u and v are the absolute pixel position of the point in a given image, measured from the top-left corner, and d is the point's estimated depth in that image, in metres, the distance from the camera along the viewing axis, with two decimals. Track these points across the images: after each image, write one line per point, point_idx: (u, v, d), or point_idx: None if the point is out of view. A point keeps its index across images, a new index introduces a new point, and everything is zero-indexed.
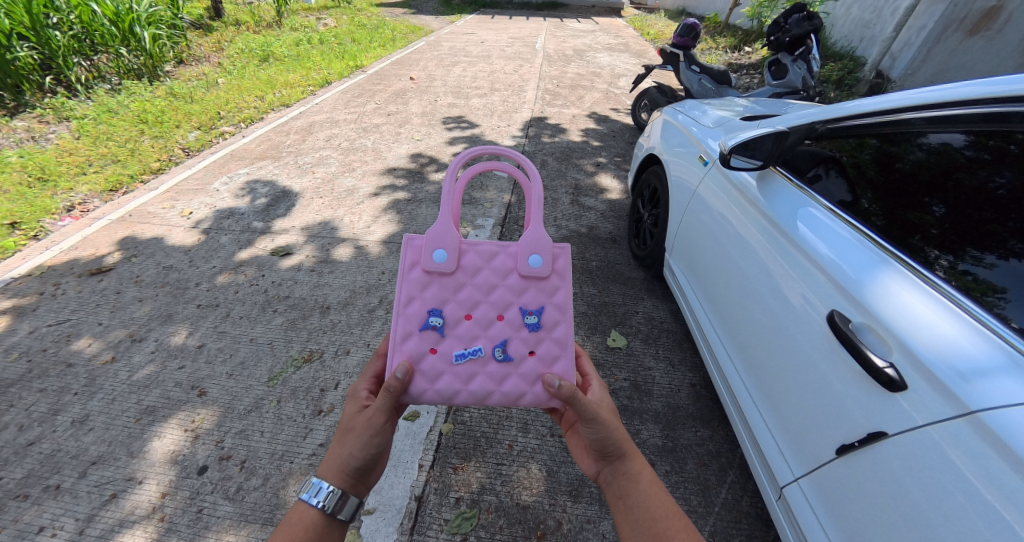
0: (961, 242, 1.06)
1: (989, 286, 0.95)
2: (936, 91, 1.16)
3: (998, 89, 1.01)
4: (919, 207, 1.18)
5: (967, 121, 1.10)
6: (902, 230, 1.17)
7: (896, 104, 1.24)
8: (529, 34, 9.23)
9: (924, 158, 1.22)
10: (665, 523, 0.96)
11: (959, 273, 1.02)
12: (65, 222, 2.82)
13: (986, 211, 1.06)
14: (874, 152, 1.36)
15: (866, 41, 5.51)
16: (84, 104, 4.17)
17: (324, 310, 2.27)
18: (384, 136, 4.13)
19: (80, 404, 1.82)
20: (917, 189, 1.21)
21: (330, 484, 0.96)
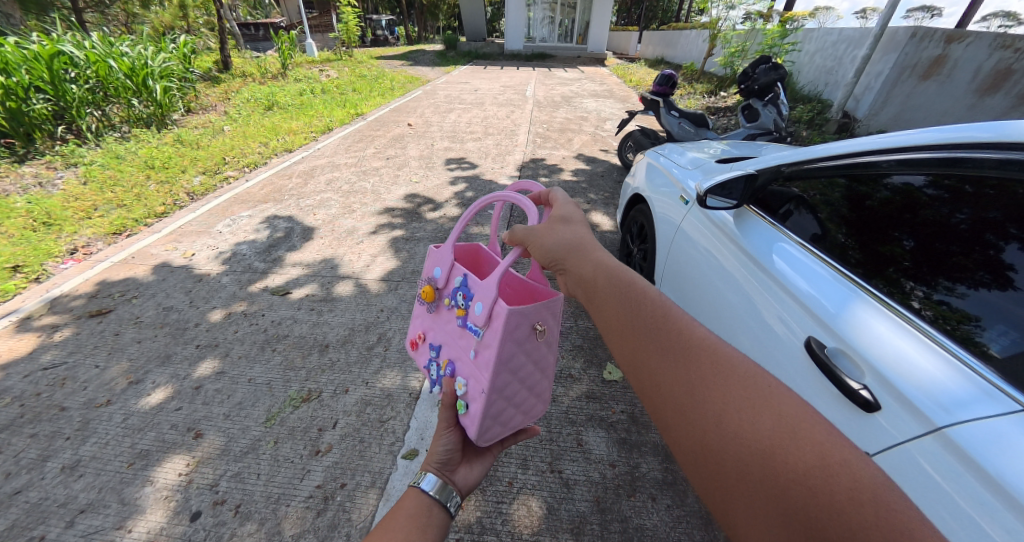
0: (934, 273, 1.16)
1: (964, 314, 1.04)
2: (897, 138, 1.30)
3: (954, 136, 1.15)
4: (891, 242, 1.29)
5: (925, 164, 1.22)
6: (877, 264, 1.27)
7: (863, 149, 1.37)
8: (521, 83, 9.80)
9: (891, 196, 1.33)
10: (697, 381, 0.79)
11: (935, 303, 1.11)
12: (67, 265, 2.84)
13: (951, 245, 1.17)
14: (844, 190, 1.46)
15: (830, 85, 5.97)
16: (93, 152, 4.30)
17: (323, 349, 2.30)
18: (383, 178, 4.28)
19: (71, 449, 1.79)
20: (887, 224, 1.32)
21: (426, 472, 1.05)
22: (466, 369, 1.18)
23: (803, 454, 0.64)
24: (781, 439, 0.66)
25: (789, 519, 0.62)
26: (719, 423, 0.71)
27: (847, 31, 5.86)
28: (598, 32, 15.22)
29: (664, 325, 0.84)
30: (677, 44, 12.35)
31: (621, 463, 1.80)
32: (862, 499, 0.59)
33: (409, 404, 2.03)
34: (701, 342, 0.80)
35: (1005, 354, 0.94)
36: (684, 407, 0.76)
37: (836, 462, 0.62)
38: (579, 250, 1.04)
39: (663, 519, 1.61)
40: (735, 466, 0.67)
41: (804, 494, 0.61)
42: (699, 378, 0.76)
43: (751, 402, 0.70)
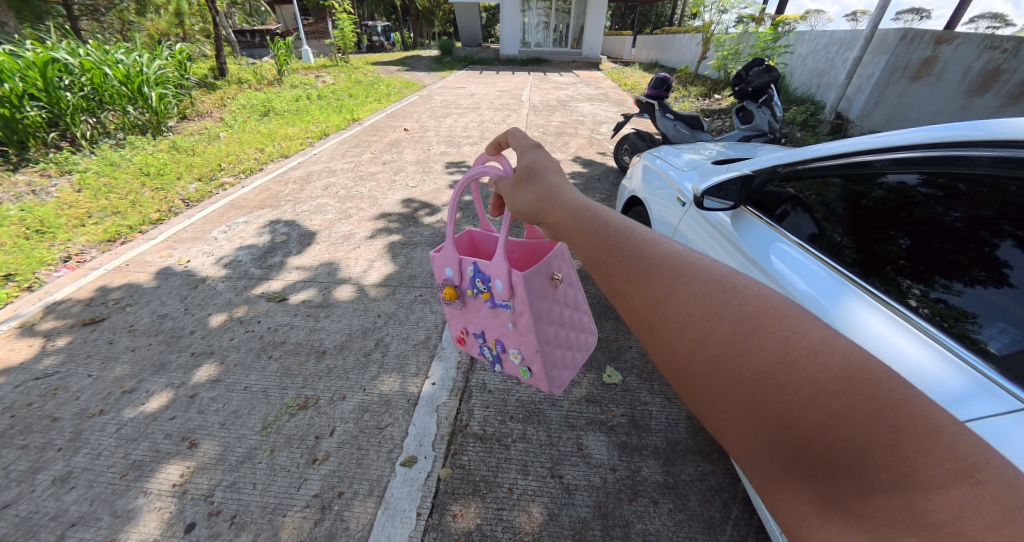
0: (930, 271, 1.16)
1: (961, 312, 1.04)
2: (890, 137, 1.30)
3: (944, 135, 1.14)
4: (887, 240, 1.29)
5: (918, 163, 1.22)
6: (874, 262, 1.27)
7: (856, 148, 1.38)
8: (517, 87, 9.84)
9: (886, 195, 1.34)
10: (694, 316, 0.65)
11: (932, 301, 1.11)
12: (60, 273, 2.81)
13: (947, 243, 1.17)
14: (840, 191, 1.47)
15: (823, 86, 6.02)
16: (88, 159, 4.28)
17: (320, 355, 2.28)
18: (380, 183, 4.27)
19: (63, 460, 1.76)
20: (882, 223, 1.32)
21: None
22: (513, 341, 1.19)
23: (765, 351, 0.57)
24: (742, 341, 0.60)
25: (764, 424, 0.56)
26: (686, 332, 0.65)
27: (838, 34, 5.90)
28: (592, 37, 15.34)
29: (628, 244, 0.77)
30: (671, 47, 12.45)
31: (622, 468, 1.78)
32: (836, 383, 0.51)
33: (407, 410, 2.00)
34: (664, 255, 0.73)
35: (1003, 352, 0.93)
36: (652, 325, 0.70)
37: (800, 352, 0.55)
38: (547, 194, 0.94)
39: (665, 524, 1.59)
40: (704, 374, 0.62)
41: (774, 390, 0.55)
42: (665, 290, 0.69)
43: (717, 304, 0.64)
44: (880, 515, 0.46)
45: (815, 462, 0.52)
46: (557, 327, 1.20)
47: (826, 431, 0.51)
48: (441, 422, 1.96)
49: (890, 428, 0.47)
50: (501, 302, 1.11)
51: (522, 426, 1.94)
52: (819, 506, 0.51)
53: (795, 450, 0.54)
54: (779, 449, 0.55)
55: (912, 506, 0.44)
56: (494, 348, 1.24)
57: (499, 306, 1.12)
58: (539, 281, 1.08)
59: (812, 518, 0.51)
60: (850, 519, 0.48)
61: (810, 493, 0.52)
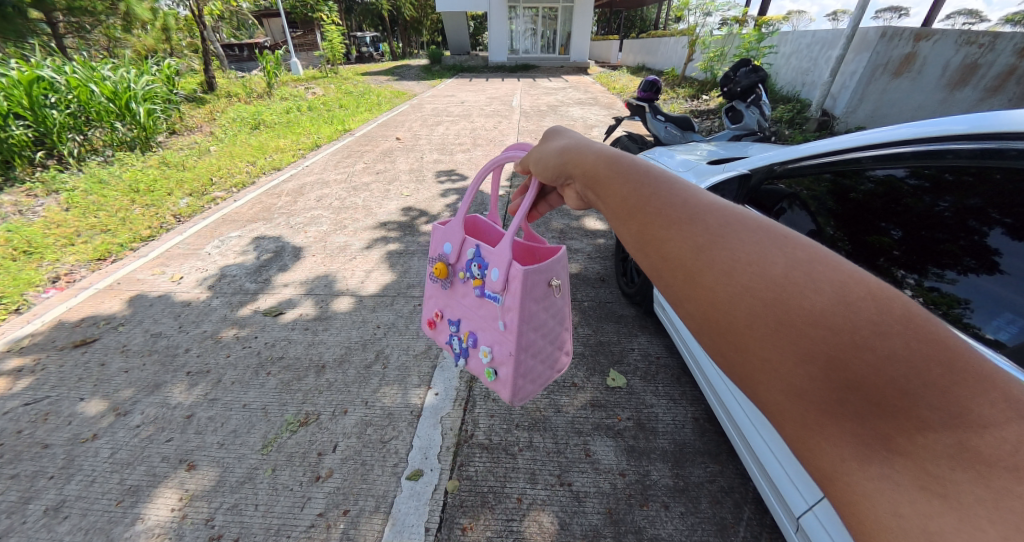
0: (922, 261, 1.18)
1: (953, 299, 1.07)
2: (875, 134, 1.33)
3: (924, 131, 1.18)
4: (878, 231, 1.31)
5: (902, 158, 1.24)
6: (867, 254, 1.29)
7: (843, 146, 1.42)
8: (507, 94, 9.88)
9: (874, 188, 1.35)
10: (724, 263, 0.57)
11: (927, 290, 1.13)
12: (48, 294, 2.75)
13: (937, 233, 1.17)
14: (831, 185, 1.49)
15: (808, 85, 6.13)
16: (75, 177, 4.20)
17: (320, 370, 2.23)
18: (374, 193, 4.24)
19: (55, 489, 1.70)
20: (872, 216, 1.33)
21: None
22: (489, 338, 1.09)
23: (816, 292, 0.50)
24: (795, 283, 0.52)
25: (811, 367, 0.50)
26: (730, 278, 0.56)
27: (820, 33, 6.02)
28: (579, 43, 15.52)
29: (663, 191, 0.68)
30: (657, 51, 12.61)
31: (630, 472, 1.76)
32: (892, 324, 0.46)
33: (410, 422, 1.97)
34: (701, 201, 0.65)
35: (1009, 343, 0.95)
36: (691, 270, 0.60)
37: (859, 296, 0.49)
38: (574, 151, 0.90)
39: (678, 528, 1.56)
40: (747, 320, 0.55)
41: (829, 333, 0.48)
42: (710, 235, 0.60)
43: (763, 247, 0.56)
44: (929, 453, 0.44)
45: (862, 405, 0.48)
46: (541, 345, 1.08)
47: (885, 376, 0.46)
48: (446, 433, 1.93)
49: (949, 371, 0.44)
50: (488, 292, 1.03)
51: (528, 434, 1.92)
52: (860, 447, 0.48)
53: (844, 393, 0.49)
54: (825, 396, 0.50)
55: (967, 443, 0.42)
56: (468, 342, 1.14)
57: (484, 295, 1.05)
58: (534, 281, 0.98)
59: (852, 456, 0.48)
60: (894, 456, 0.46)
61: (853, 436, 0.48)
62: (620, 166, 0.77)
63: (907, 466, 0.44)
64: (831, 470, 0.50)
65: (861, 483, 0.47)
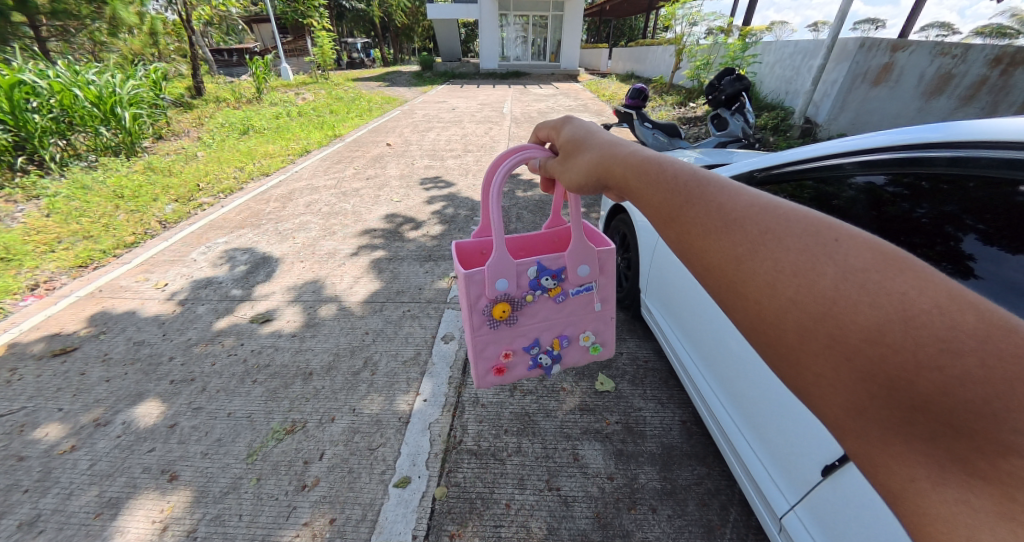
0: None
1: None
2: (860, 141, 1.37)
3: (903, 138, 1.21)
4: None
5: (884, 164, 1.28)
6: None
7: (829, 151, 1.44)
8: (497, 100, 9.94)
9: (856, 195, 1.38)
10: (771, 275, 0.57)
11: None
12: (27, 302, 2.69)
13: (914, 238, 1.19)
14: (813, 193, 1.51)
15: (791, 93, 6.27)
16: (57, 183, 4.12)
17: (307, 377, 2.21)
18: (364, 199, 4.23)
19: (31, 503, 1.66)
20: (855, 221, 1.35)
21: None
22: (584, 323, 1.18)
23: (870, 306, 0.47)
24: (845, 297, 0.49)
25: (868, 384, 0.48)
26: (775, 292, 0.57)
27: (802, 43, 6.16)
28: (568, 51, 15.71)
29: (698, 200, 0.67)
30: (646, 59, 12.78)
31: (619, 476, 1.76)
32: (966, 342, 0.41)
33: (398, 429, 1.96)
34: (742, 209, 0.63)
35: None
36: (737, 284, 0.62)
37: (923, 309, 0.44)
38: (604, 157, 0.89)
39: (665, 531, 1.57)
40: (798, 336, 0.55)
41: (881, 350, 0.46)
42: (749, 246, 0.60)
43: (810, 259, 0.54)
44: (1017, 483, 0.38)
45: (935, 426, 0.45)
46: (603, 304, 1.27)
47: (954, 400, 0.42)
48: (434, 439, 1.92)
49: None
50: (577, 287, 1.11)
51: (517, 440, 1.92)
52: (936, 468, 0.45)
53: (909, 412, 0.46)
54: (889, 415, 0.48)
55: None
56: (562, 344, 1.17)
57: (574, 291, 1.11)
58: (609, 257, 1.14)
59: (929, 478, 0.46)
60: (978, 481, 0.41)
61: (927, 456, 0.46)
62: (648, 172, 0.75)
63: (989, 493, 0.40)
64: (901, 483, 0.49)
65: (935, 505, 0.45)
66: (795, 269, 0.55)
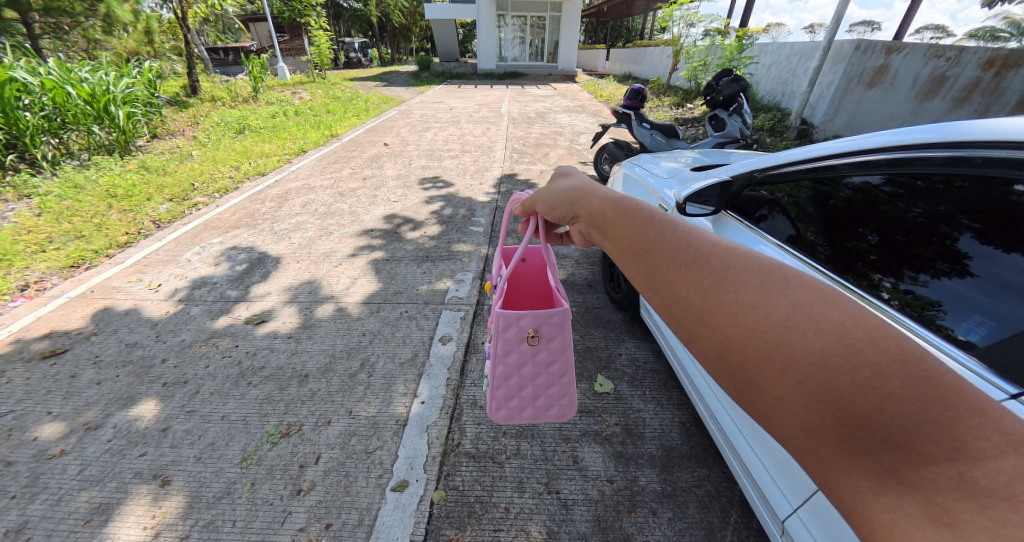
0: (899, 266, 1.20)
1: (927, 300, 1.09)
2: (851, 142, 1.32)
3: (896, 139, 1.17)
4: (855, 237, 1.34)
5: (877, 165, 1.24)
6: (846, 259, 1.33)
7: (821, 153, 1.39)
8: (495, 100, 9.91)
9: (852, 195, 1.38)
10: (733, 304, 0.58)
11: (902, 293, 1.15)
12: (16, 303, 2.64)
13: (909, 236, 1.22)
14: (810, 192, 1.51)
15: (787, 95, 6.30)
16: (49, 182, 4.06)
17: (303, 379, 2.18)
18: (361, 199, 4.20)
19: (18, 509, 1.62)
20: (851, 221, 1.37)
21: None
22: (491, 356, 1.21)
23: (816, 334, 0.50)
24: (797, 326, 0.52)
25: (817, 405, 0.50)
26: (737, 319, 0.57)
27: (798, 45, 6.20)
28: (566, 52, 15.74)
29: (671, 237, 0.69)
30: (643, 60, 12.80)
31: (619, 478, 1.74)
32: (891, 365, 0.46)
33: (395, 432, 1.93)
34: (708, 245, 0.65)
35: (983, 344, 0.96)
36: (701, 311, 0.61)
37: (856, 337, 0.48)
38: (583, 190, 0.91)
39: (666, 534, 1.56)
40: (757, 361, 0.55)
41: (829, 373, 0.48)
42: (712, 278, 0.61)
43: (766, 291, 0.57)
44: (932, 484, 0.42)
45: (871, 442, 0.47)
46: (522, 380, 1.14)
47: (890, 417, 0.45)
48: (432, 442, 1.89)
49: (946, 409, 0.43)
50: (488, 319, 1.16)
51: (515, 442, 1.90)
52: (874, 480, 0.47)
53: (852, 431, 0.48)
54: (834, 433, 0.49)
55: (964, 475, 0.40)
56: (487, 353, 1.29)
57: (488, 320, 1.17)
58: (505, 325, 1.05)
59: (870, 487, 0.47)
60: (903, 486, 0.44)
61: (867, 469, 0.48)
62: (625, 208, 0.77)
63: (918, 497, 0.43)
64: (850, 496, 0.50)
65: (877, 514, 0.46)
66: (752, 300, 0.57)
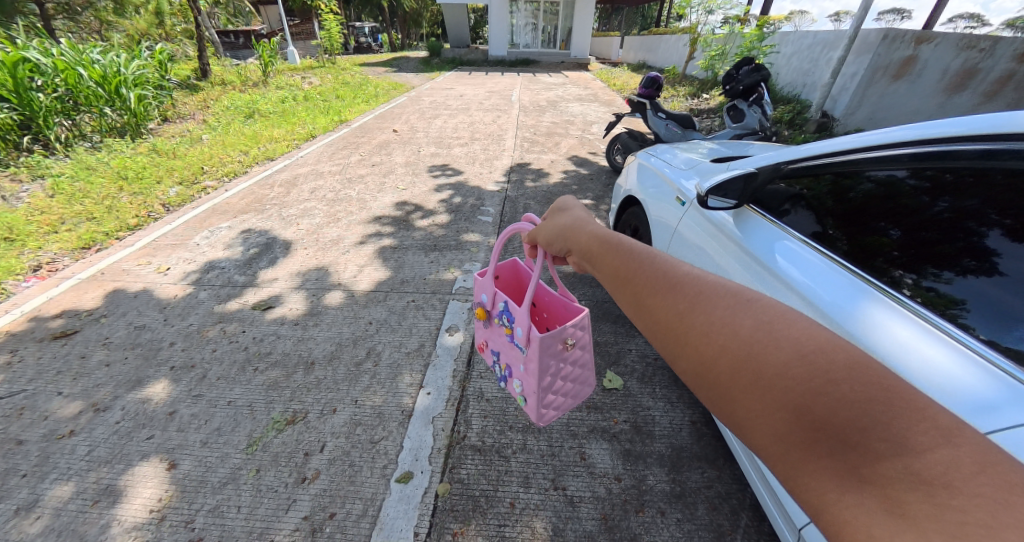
0: (921, 261, 1.13)
1: (950, 299, 1.03)
2: (874, 136, 1.28)
3: (925, 133, 1.14)
4: (875, 232, 1.25)
5: (901, 160, 1.20)
6: (865, 255, 1.24)
7: (845, 147, 1.34)
8: (506, 88, 9.76)
9: (874, 189, 1.30)
10: (707, 323, 0.64)
11: (923, 290, 1.09)
12: (28, 283, 2.65)
13: (930, 232, 1.14)
14: (830, 186, 1.42)
15: (807, 86, 6.11)
16: (61, 163, 4.07)
17: (309, 366, 2.17)
18: (369, 186, 4.17)
19: (29, 488, 1.63)
20: (871, 215, 1.28)
21: None
22: (518, 375, 1.18)
23: (776, 348, 0.57)
24: (760, 342, 0.58)
25: (781, 411, 0.53)
26: (709, 338, 0.63)
27: (821, 34, 6.00)
28: (579, 40, 15.45)
29: (653, 266, 0.75)
30: (658, 49, 12.52)
31: (626, 477, 1.71)
32: (840, 372, 0.52)
33: (401, 422, 1.91)
34: (685, 274, 0.72)
35: None
36: (679, 331, 0.67)
37: (810, 350, 0.55)
38: (574, 224, 0.96)
39: (674, 535, 1.52)
40: (728, 374, 0.59)
41: (788, 380, 0.54)
42: (688, 303, 0.68)
43: (735, 313, 0.63)
44: (890, 479, 0.43)
45: (831, 444, 0.49)
46: (558, 385, 1.16)
47: (844, 416, 0.49)
48: (438, 434, 1.87)
49: (892, 409, 0.47)
50: (515, 341, 1.13)
51: (522, 436, 1.87)
52: (839, 481, 0.47)
53: (814, 435, 0.51)
54: (797, 436, 0.52)
55: (912, 467, 0.43)
56: (505, 374, 1.25)
57: (513, 342, 1.14)
58: (546, 341, 1.05)
59: (833, 486, 0.47)
60: (861, 482, 0.45)
61: (829, 473, 0.48)
62: (611, 242, 0.84)
63: (877, 494, 0.43)
64: (817, 505, 0.48)
65: (843, 516, 0.44)
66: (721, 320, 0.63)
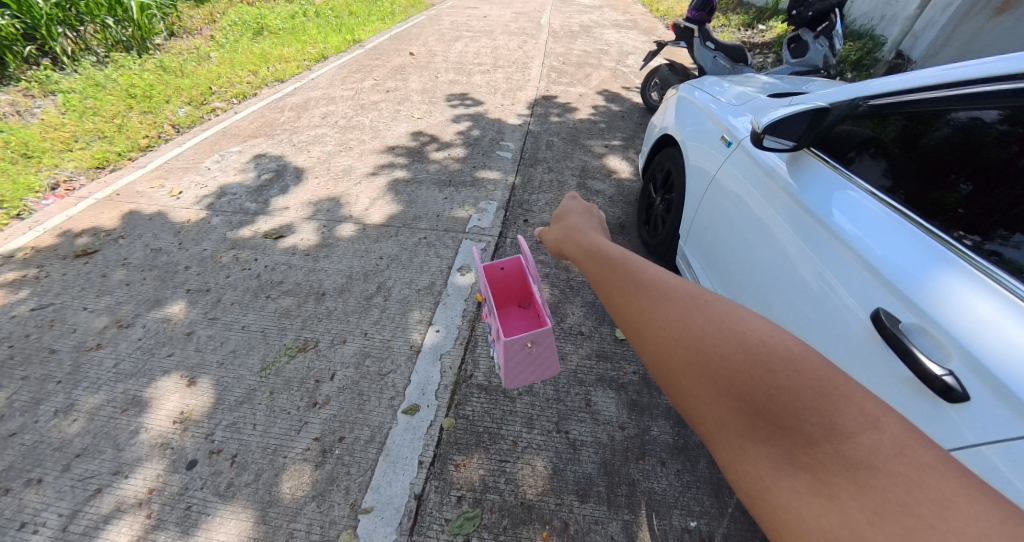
0: (993, 222, 0.96)
1: (1019, 266, 0.87)
2: (975, 66, 1.05)
3: None
4: (944, 185, 1.07)
5: (1002, 97, 0.99)
6: (923, 211, 1.07)
7: (934, 80, 1.12)
8: (535, 9, 8.89)
9: (950, 134, 1.09)
10: (662, 308, 0.58)
11: (983, 253, 0.93)
12: (49, 201, 2.70)
13: (1014, 190, 0.97)
14: (900, 130, 1.21)
15: (886, 19, 5.19)
16: (71, 77, 3.97)
17: (319, 297, 2.18)
18: (383, 114, 3.96)
19: (64, 393, 1.74)
20: (940, 165, 1.10)
21: None
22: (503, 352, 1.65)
23: (726, 337, 0.51)
24: (711, 330, 0.52)
25: (726, 401, 0.48)
26: (660, 323, 0.57)
27: None
28: None
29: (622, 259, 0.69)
30: None
31: (631, 426, 1.70)
32: (787, 362, 0.47)
33: (409, 357, 1.93)
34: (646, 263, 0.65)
35: None
36: (632, 316, 0.60)
37: (759, 341, 0.49)
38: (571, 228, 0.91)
39: (672, 485, 1.53)
40: (676, 362, 0.53)
41: (734, 368, 0.48)
42: (642, 290, 0.62)
43: (688, 299, 0.57)
44: (831, 475, 0.39)
45: (773, 435, 0.44)
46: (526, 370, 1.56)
47: (787, 405, 0.44)
48: (445, 371, 1.88)
49: (838, 403, 0.43)
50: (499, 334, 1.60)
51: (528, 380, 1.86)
52: (781, 476, 0.42)
53: (759, 427, 0.45)
54: (741, 429, 0.46)
55: (853, 462, 0.39)
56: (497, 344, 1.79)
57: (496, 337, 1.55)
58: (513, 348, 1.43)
59: (771, 479, 0.42)
60: (801, 479, 0.40)
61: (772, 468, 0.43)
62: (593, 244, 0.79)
63: (809, 486, 0.40)
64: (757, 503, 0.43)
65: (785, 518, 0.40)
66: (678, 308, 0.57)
